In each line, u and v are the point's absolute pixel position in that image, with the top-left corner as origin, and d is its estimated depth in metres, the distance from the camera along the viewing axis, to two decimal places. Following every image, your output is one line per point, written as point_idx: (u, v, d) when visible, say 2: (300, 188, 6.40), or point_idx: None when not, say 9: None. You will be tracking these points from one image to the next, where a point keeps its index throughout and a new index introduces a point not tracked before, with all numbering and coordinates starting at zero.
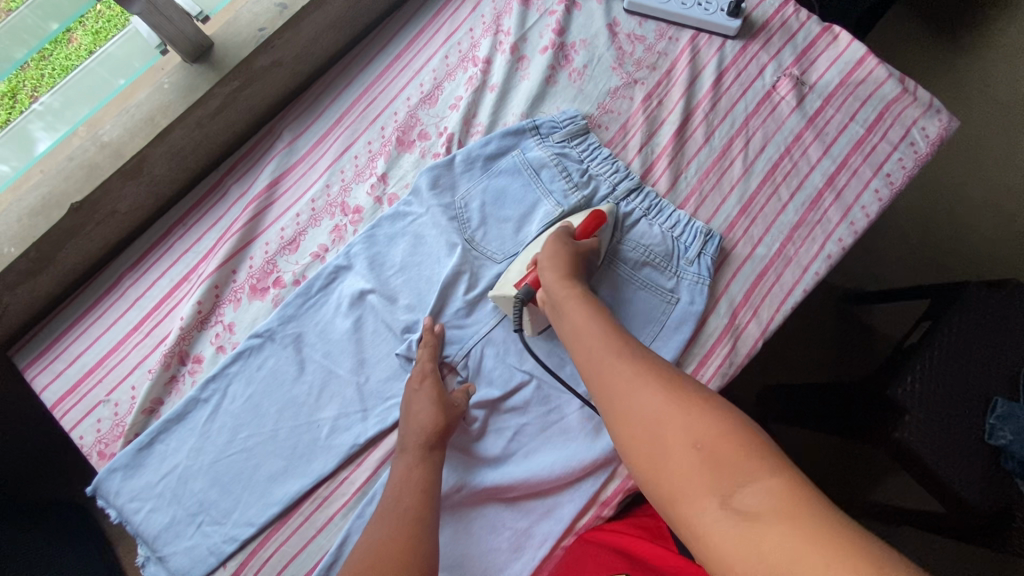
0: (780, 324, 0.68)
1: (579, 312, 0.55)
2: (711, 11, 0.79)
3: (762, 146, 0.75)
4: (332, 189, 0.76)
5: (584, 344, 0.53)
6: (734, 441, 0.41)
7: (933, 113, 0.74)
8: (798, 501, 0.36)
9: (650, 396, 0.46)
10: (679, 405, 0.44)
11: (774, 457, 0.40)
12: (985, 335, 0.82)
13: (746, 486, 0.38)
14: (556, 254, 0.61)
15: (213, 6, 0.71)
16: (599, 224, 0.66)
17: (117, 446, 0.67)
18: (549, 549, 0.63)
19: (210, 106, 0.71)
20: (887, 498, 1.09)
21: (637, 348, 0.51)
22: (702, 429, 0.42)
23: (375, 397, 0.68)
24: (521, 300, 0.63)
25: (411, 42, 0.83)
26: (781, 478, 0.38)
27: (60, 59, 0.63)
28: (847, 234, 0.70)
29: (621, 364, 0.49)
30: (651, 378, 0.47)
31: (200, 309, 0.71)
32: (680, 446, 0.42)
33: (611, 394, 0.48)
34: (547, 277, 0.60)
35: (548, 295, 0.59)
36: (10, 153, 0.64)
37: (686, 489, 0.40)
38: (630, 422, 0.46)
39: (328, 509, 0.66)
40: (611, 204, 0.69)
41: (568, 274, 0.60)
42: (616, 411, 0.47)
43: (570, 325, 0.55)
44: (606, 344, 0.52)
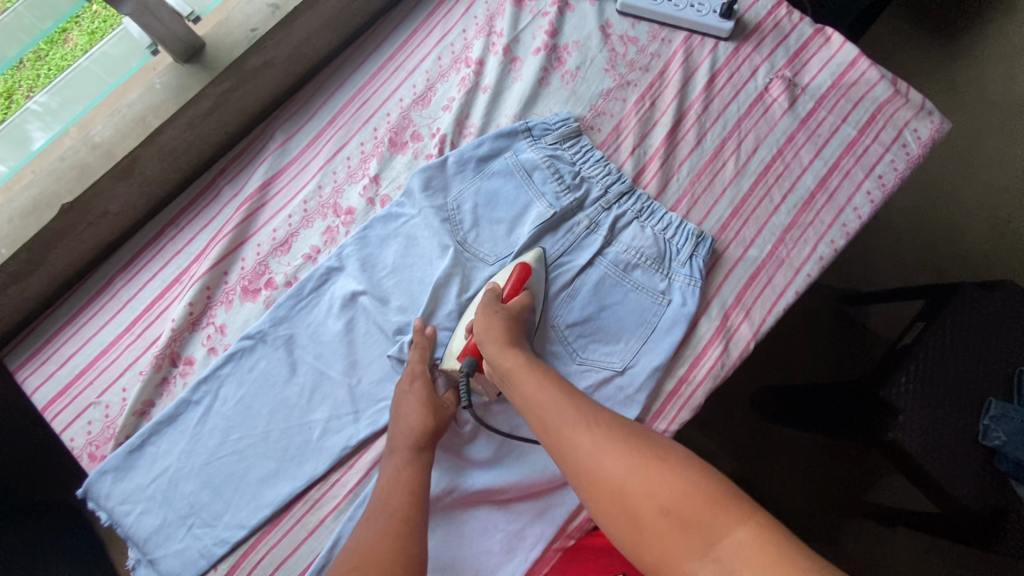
0: (772, 326, 0.68)
1: (529, 384, 0.54)
2: (704, 13, 0.79)
3: (755, 147, 0.75)
4: (324, 190, 0.76)
5: (539, 417, 0.52)
6: (701, 499, 0.44)
7: (924, 115, 0.74)
8: (767, 552, 0.40)
9: (613, 464, 0.47)
10: (644, 467, 0.46)
11: (738, 501, 0.43)
12: (978, 336, 0.83)
13: (719, 542, 0.41)
14: (490, 322, 0.61)
15: (204, 7, 0.70)
16: (528, 275, 0.65)
17: (108, 448, 0.67)
18: (541, 551, 0.63)
19: (202, 107, 0.71)
20: (882, 499, 1.09)
21: (588, 407, 0.51)
22: (669, 492, 0.44)
23: (367, 399, 0.68)
24: (468, 373, 0.64)
25: (404, 43, 0.83)
26: (749, 526, 0.42)
27: (56, 58, 0.63)
28: (839, 236, 0.70)
29: (576, 434, 0.49)
30: (610, 444, 0.48)
31: (192, 311, 0.71)
32: (653, 514, 0.44)
33: (573, 467, 0.48)
34: (488, 350, 0.59)
35: (494, 368, 0.59)
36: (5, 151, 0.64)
37: (668, 554, 0.42)
38: (598, 494, 0.46)
39: (319, 511, 0.65)
40: (534, 249, 0.68)
41: (509, 340, 0.59)
42: (582, 483, 0.48)
43: (523, 399, 0.54)
44: (558, 412, 0.51)
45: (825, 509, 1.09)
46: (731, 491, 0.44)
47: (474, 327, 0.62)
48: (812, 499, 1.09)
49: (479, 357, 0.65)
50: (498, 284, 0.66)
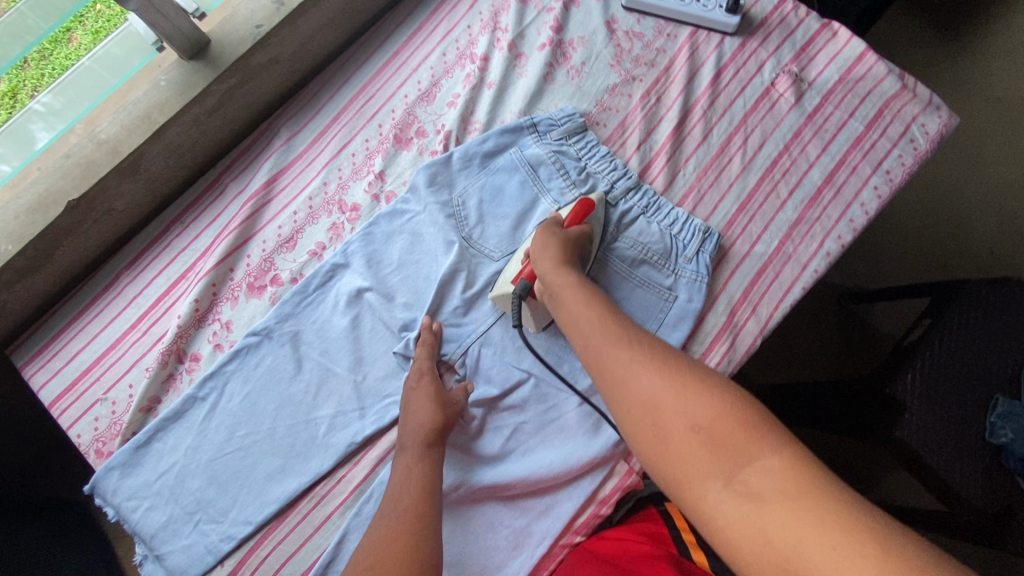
0: (780, 321, 0.68)
1: (577, 299, 0.55)
2: (710, 8, 0.78)
3: (761, 143, 0.74)
4: (329, 187, 0.76)
5: (580, 331, 0.53)
6: (736, 421, 0.42)
7: (932, 110, 0.74)
8: (797, 483, 0.37)
9: (649, 380, 0.46)
10: (679, 387, 0.45)
11: (774, 432, 0.41)
12: (986, 333, 0.82)
13: (748, 466, 0.39)
14: (547, 244, 0.61)
15: (210, 3, 0.70)
16: (588, 212, 0.66)
17: (115, 445, 0.67)
18: (548, 547, 0.63)
19: (207, 103, 0.71)
20: (888, 496, 1.09)
21: (634, 331, 0.51)
22: (703, 413, 0.43)
23: (373, 395, 0.68)
24: (520, 295, 0.63)
25: (408, 39, 0.83)
26: (783, 456, 0.39)
27: (60, 58, 0.63)
28: (847, 232, 0.70)
29: (619, 349, 0.49)
30: (649, 363, 0.47)
31: (198, 307, 0.71)
32: (682, 430, 0.42)
33: (611, 381, 0.48)
34: (541, 268, 0.60)
35: (545, 286, 0.59)
36: (8, 150, 0.64)
37: (690, 469, 0.41)
38: (630, 405, 0.46)
39: (326, 507, 0.65)
40: (600, 193, 0.69)
41: (562, 263, 0.59)
42: (616, 396, 0.48)
43: (570, 314, 0.55)
44: (602, 326, 0.52)
45: None
46: (770, 424, 0.42)
47: (532, 249, 0.63)
48: None
49: (534, 283, 0.64)
50: (561, 214, 0.67)
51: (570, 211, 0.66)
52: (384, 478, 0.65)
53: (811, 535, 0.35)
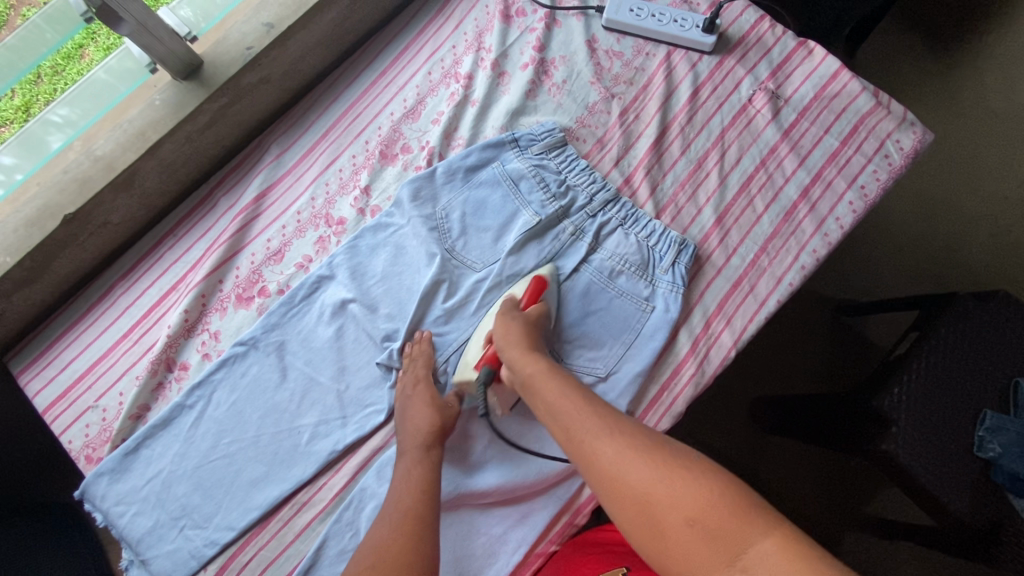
0: (754, 334, 0.69)
1: (550, 387, 0.56)
2: (687, 28, 0.80)
3: (738, 158, 0.76)
4: (317, 201, 0.79)
5: (559, 420, 0.53)
6: (725, 509, 0.43)
7: (907, 126, 0.75)
8: (795, 564, 0.39)
9: (634, 472, 0.47)
10: (665, 475, 0.46)
11: (758, 511, 0.43)
12: (972, 345, 0.83)
13: (745, 553, 0.41)
14: (508, 327, 0.63)
15: (201, 27, 0.73)
16: (544, 288, 0.67)
17: (104, 450, 0.69)
18: (523, 555, 0.64)
19: (199, 121, 0.74)
20: (881, 511, 1.08)
21: (612, 416, 0.52)
22: (694, 502, 0.44)
23: (355, 404, 0.70)
24: (485, 381, 0.64)
25: (396, 58, 0.86)
26: (775, 537, 0.41)
27: (72, 73, 0.66)
28: (822, 245, 0.71)
29: (599, 439, 0.50)
30: (634, 451, 0.48)
31: (187, 318, 0.73)
32: (677, 522, 0.44)
33: (596, 473, 0.49)
34: (508, 355, 0.60)
35: (514, 372, 0.60)
36: (19, 157, 0.66)
37: (691, 565, 0.42)
38: (620, 499, 0.47)
39: (306, 514, 0.67)
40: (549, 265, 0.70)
41: (528, 346, 0.61)
42: (606, 490, 0.48)
43: (546, 403, 0.55)
44: (581, 417, 0.52)
45: (823, 519, 1.08)
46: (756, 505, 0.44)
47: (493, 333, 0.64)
48: (811, 508, 1.09)
49: (496, 367, 0.65)
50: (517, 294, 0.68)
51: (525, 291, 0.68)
52: (364, 485, 0.66)
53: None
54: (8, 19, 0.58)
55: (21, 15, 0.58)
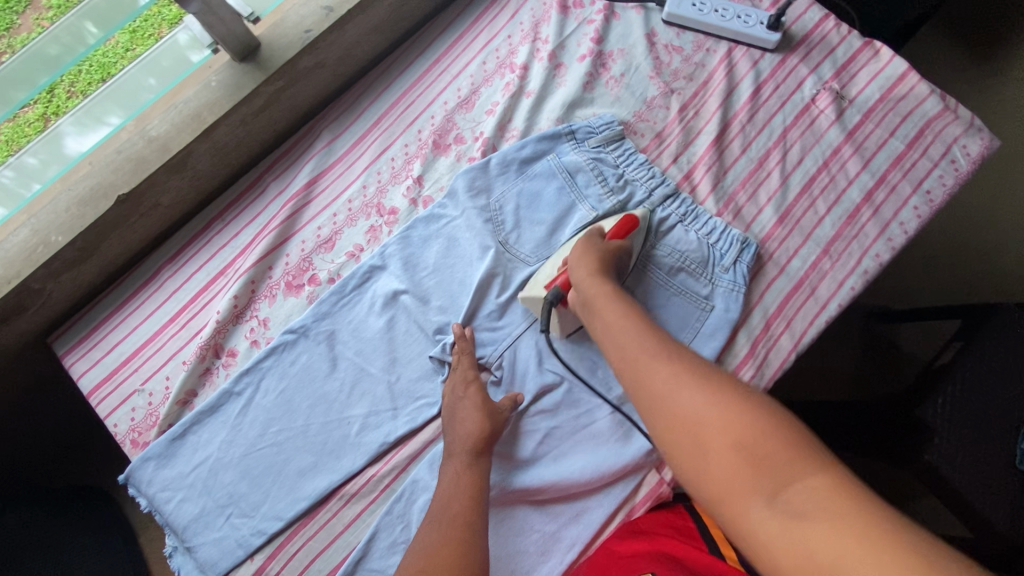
0: (814, 338, 0.68)
1: (612, 309, 0.56)
2: (751, 24, 0.78)
3: (800, 158, 0.74)
4: (368, 190, 0.77)
5: (617, 344, 0.54)
6: (778, 441, 0.42)
7: (975, 132, 0.73)
8: (841, 505, 0.37)
9: (689, 395, 0.46)
10: (719, 401, 0.45)
11: (811, 449, 0.41)
12: None
13: (791, 486, 0.39)
14: (586, 253, 0.62)
15: (264, 8, 0.71)
16: (632, 228, 0.67)
17: (150, 435, 0.69)
18: (577, 554, 0.63)
19: (254, 104, 0.72)
20: (911, 522, 1.07)
21: (676, 347, 0.52)
22: (744, 428, 0.43)
23: (405, 396, 0.69)
24: (551, 302, 0.64)
25: (450, 46, 0.85)
26: (825, 477, 0.39)
27: (100, 59, 0.64)
28: (885, 250, 0.70)
29: (657, 363, 0.50)
30: (691, 378, 0.48)
31: (236, 304, 0.72)
32: (724, 445, 0.43)
33: (650, 393, 0.49)
34: (576, 276, 0.61)
35: (578, 294, 0.60)
36: (49, 155, 0.65)
37: (732, 487, 0.41)
38: (668, 420, 0.46)
39: (355, 505, 0.66)
40: (646, 210, 0.69)
41: (597, 270, 0.61)
42: (653, 409, 0.48)
43: (604, 324, 0.56)
44: (641, 342, 0.52)
45: None
46: (809, 443, 0.42)
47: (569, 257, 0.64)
48: None
49: (566, 291, 0.64)
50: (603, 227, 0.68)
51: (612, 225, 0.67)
52: (415, 478, 0.66)
53: (855, 555, 0.34)
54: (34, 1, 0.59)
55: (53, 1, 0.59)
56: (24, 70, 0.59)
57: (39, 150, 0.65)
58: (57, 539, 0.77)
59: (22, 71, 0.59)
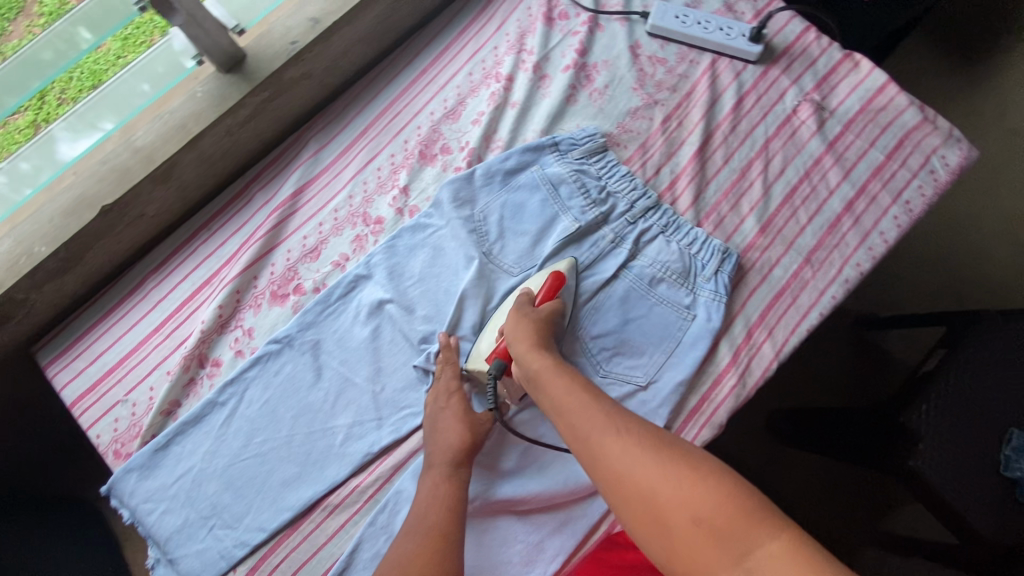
0: (796, 347, 0.68)
1: (556, 385, 0.55)
2: (733, 36, 0.80)
3: (782, 168, 0.75)
4: (354, 200, 0.78)
5: (566, 419, 0.52)
6: (734, 510, 0.42)
7: (953, 142, 0.74)
8: (802, 568, 0.38)
9: (641, 469, 0.46)
10: (672, 476, 0.45)
11: (766, 510, 0.42)
12: (986, 377, 0.81)
13: (754, 554, 0.40)
14: (519, 323, 0.62)
15: (249, 20, 0.73)
16: (561, 284, 0.67)
17: (133, 446, 0.68)
18: (561, 564, 0.63)
19: (240, 115, 0.73)
20: (900, 528, 1.07)
21: (620, 415, 0.51)
22: (701, 502, 0.43)
23: (390, 406, 0.69)
24: (495, 375, 0.64)
25: (437, 57, 0.85)
26: (785, 539, 0.40)
27: (91, 66, 0.65)
28: (866, 259, 0.70)
29: (606, 437, 0.49)
30: (639, 449, 0.47)
31: (221, 313, 0.72)
32: (683, 522, 0.43)
33: (602, 470, 0.48)
34: (516, 350, 0.60)
35: (521, 369, 0.59)
36: (40, 160, 0.66)
37: (698, 564, 0.41)
38: (624, 497, 0.46)
39: (339, 516, 0.66)
40: (569, 259, 0.70)
41: (536, 343, 0.60)
42: (608, 488, 0.47)
43: (551, 401, 0.55)
44: (588, 415, 0.51)
45: (841, 534, 1.07)
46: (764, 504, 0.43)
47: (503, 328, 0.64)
48: (826, 522, 1.08)
49: (507, 360, 0.64)
50: (532, 289, 0.68)
51: (542, 285, 0.67)
52: (399, 488, 0.65)
53: None
54: (25, 7, 0.60)
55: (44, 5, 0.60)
56: (16, 76, 0.61)
57: (30, 156, 0.66)
58: (39, 551, 0.76)
59: (18, 75, 0.61)
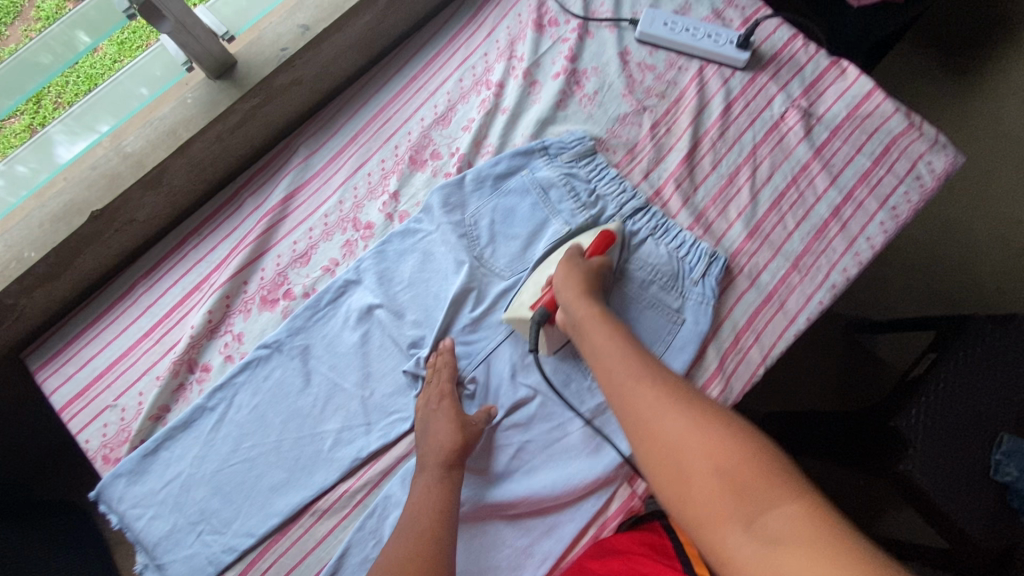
0: (783, 352, 0.68)
1: (600, 333, 0.57)
2: (721, 43, 0.80)
3: (769, 174, 0.75)
4: (345, 205, 0.78)
5: (606, 365, 0.55)
6: (755, 467, 0.43)
7: (939, 148, 0.75)
8: (812, 534, 0.37)
9: (673, 418, 0.48)
10: (700, 428, 0.46)
11: (788, 476, 0.42)
12: (995, 364, 0.82)
13: (768, 511, 0.40)
14: (570, 275, 0.64)
15: (239, 26, 0.73)
16: (610, 243, 0.68)
17: (122, 451, 0.68)
18: (548, 568, 0.63)
19: (230, 121, 0.73)
20: (891, 531, 1.07)
21: (659, 369, 0.53)
22: (724, 455, 0.44)
23: (379, 411, 0.69)
24: (537, 322, 0.64)
25: (428, 64, 0.86)
26: (802, 505, 0.40)
27: (87, 69, 0.66)
28: (852, 264, 0.71)
29: (643, 386, 0.51)
30: (673, 403, 0.49)
31: (211, 318, 0.73)
32: (704, 470, 0.44)
33: (635, 417, 0.50)
34: (564, 296, 0.62)
35: (567, 315, 0.61)
36: (38, 162, 0.67)
37: (712, 512, 0.42)
38: (651, 443, 0.48)
39: (328, 521, 0.66)
40: (617, 223, 0.71)
41: (586, 293, 0.62)
42: (639, 433, 0.49)
43: (593, 346, 0.57)
44: (627, 364, 0.53)
45: None
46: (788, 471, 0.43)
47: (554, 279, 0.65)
48: None
49: (552, 310, 0.65)
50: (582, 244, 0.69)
51: (591, 243, 0.69)
52: (387, 493, 0.66)
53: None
54: (21, 10, 0.59)
55: (36, 9, 0.59)
56: (13, 81, 0.60)
57: (29, 157, 0.67)
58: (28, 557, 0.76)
59: (17, 79, 0.60)
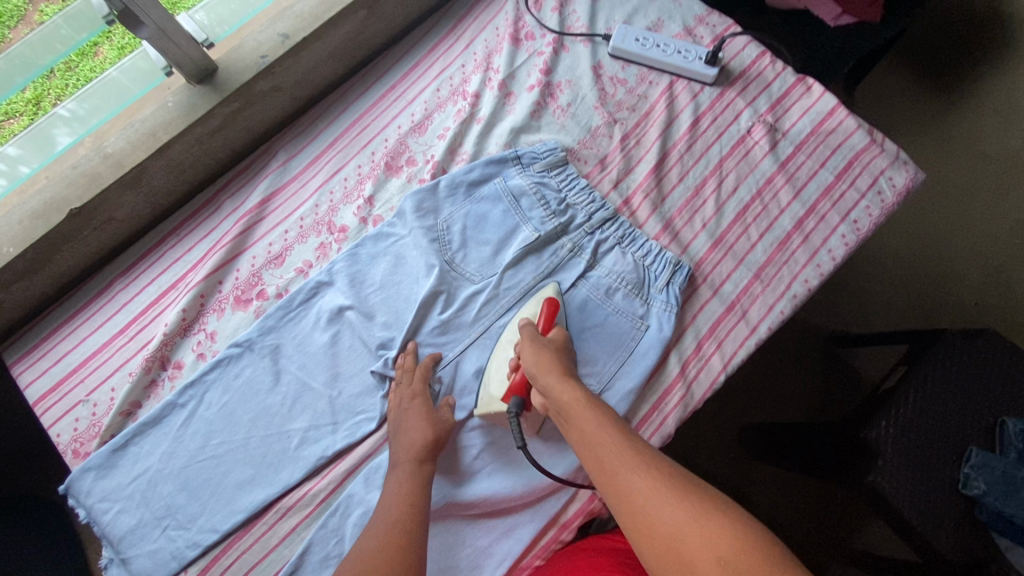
0: (744, 360, 0.70)
1: (586, 417, 0.54)
2: (690, 59, 0.83)
3: (734, 187, 0.77)
4: (320, 209, 0.80)
5: (594, 454, 0.52)
6: (761, 558, 0.42)
7: (899, 165, 0.77)
8: None
9: (671, 511, 0.46)
10: (701, 519, 0.45)
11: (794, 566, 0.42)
12: (966, 388, 0.82)
13: None
14: (541, 353, 0.61)
15: (218, 34, 0.74)
16: (556, 310, 0.67)
17: (92, 446, 0.69)
18: (507, 568, 0.64)
19: (209, 125, 0.75)
20: (866, 545, 1.07)
21: (647, 452, 0.51)
22: (727, 547, 0.43)
23: (346, 411, 0.70)
24: (515, 414, 0.61)
25: (407, 74, 0.88)
26: None
27: (85, 70, 0.66)
28: (814, 276, 0.72)
29: (636, 475, 0.49)
30: (669, 491, 0.47)
31: (185, 317, 0.74)
32: (710, 565, 0.42)
33: (629, 508, 0.48)
34: (544, 380, 0.58)
35: (549, 399, 0.58)
36: (32, 157, 0.68)
37: None
38: (651, 536, 0.45)
39: (291, 519, 0.67)
40: (551, 284, 0.71)
41: (566, 373, 0.59)
42: (636, 526, 0.47)
43: (579, 433, 0.54)
44: (618, 450, 0.51)
45: (808, 548, 1.07)
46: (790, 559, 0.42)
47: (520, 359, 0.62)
48: (796, 536, 1.08)
49: (524, 396, 0.62)
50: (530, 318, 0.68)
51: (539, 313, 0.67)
52: (351, 491, 0.66)
53: None
54: (25, 13, 0.59)
55: (40, 11, 0.59)
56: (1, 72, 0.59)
57: (26, 155, 0.67)
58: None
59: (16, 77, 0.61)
